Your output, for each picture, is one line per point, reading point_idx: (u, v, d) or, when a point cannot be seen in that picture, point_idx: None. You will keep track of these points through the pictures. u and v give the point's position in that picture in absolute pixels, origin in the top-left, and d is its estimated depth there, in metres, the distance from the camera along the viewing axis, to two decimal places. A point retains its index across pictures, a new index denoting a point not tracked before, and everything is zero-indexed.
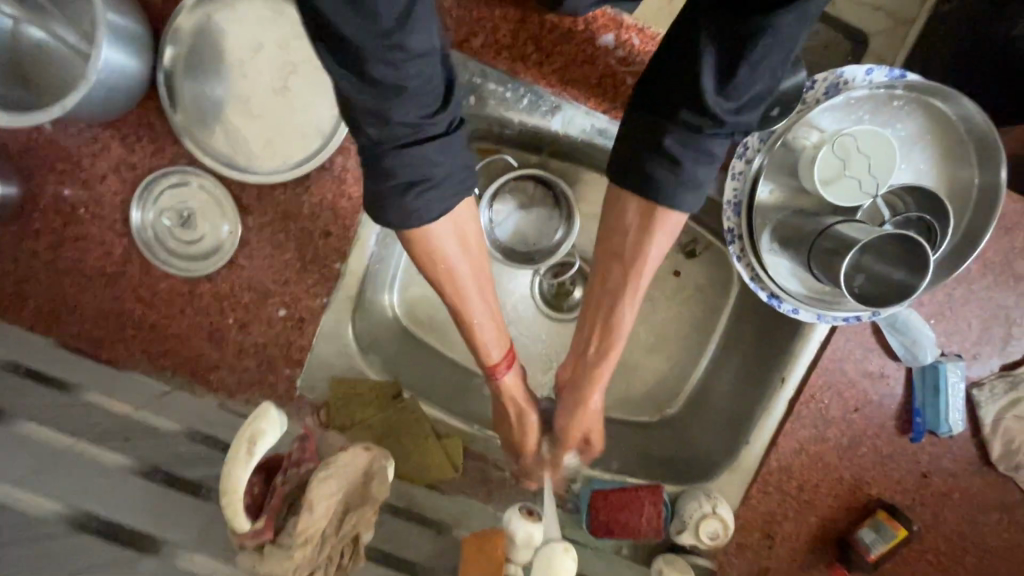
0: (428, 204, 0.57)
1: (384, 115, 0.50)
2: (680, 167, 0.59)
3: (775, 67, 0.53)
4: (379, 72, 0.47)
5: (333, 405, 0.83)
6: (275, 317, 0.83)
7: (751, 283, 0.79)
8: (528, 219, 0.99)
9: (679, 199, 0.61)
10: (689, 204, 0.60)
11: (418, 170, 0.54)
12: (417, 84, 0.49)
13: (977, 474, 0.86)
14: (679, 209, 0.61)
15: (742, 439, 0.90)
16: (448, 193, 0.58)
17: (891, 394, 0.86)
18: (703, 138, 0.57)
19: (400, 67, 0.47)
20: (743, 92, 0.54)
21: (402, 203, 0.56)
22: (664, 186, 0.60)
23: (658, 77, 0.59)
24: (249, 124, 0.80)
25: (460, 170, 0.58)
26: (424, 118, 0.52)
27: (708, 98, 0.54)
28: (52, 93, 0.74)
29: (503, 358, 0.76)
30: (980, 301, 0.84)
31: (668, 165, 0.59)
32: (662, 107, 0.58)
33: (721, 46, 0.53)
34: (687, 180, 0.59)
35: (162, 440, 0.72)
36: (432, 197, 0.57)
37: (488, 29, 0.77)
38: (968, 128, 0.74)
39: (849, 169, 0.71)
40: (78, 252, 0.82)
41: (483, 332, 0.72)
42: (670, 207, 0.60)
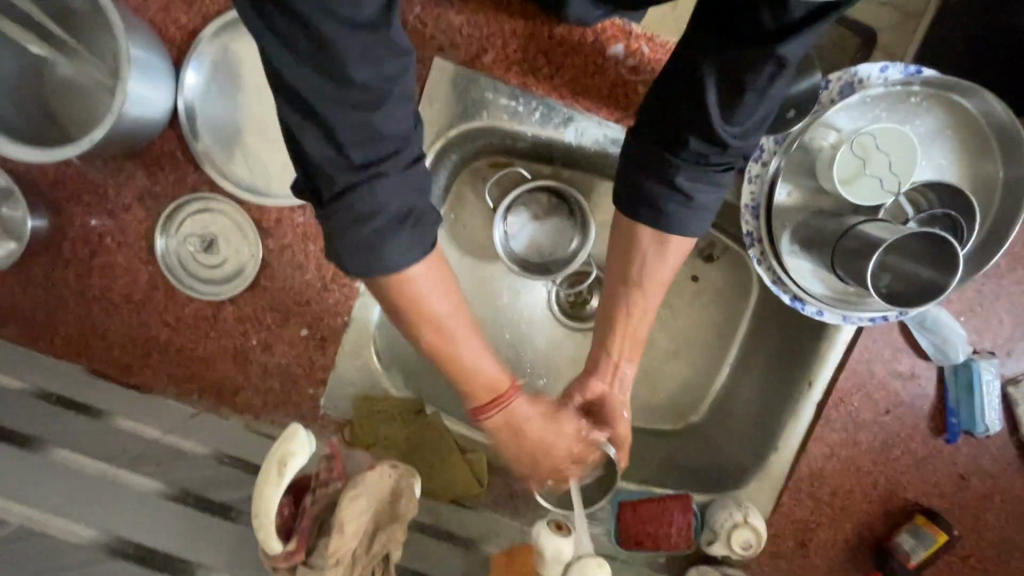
0: (418, 233, 0.54)
1: (373, 128, 0.47)
2: (692, 198, 0.61)
3: (773, 97, 0.56)
4: (363, 80, 0.44)
5: (357, 424, 0.84)
6: (298, 337, 0.84)
7: (772, 286, 0.78)
8: (543, 230, 0.99)
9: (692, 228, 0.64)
10: (696, 223, 0.63)
11: (405, 199, 0.51)
12: (397, 91, 0.47)
13: (1018, 474, 0.83)
14: (697, 223, 0.63)
15: (769, 446, 0.88)
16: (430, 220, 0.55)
17: (923, 394, 0.84)
18: (710, 167, 0.60)
19: (384, 74, 0.45)
20: (746, 121, 0.57)
21: (388, 239, 0.52)
22: (677, 218, 0.62)
23: (667, 95, 0.59)
24: (268, 149, 0.81)
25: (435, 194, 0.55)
26: (403, 132, 0.49)
27: (715, 130, 0.56)
28: (77, 128, 0.77)
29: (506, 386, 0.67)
30: (1011, 296, 0.82)
31: (680, 199, 0.61)
32: (665, 133, 0.60)
33: (721, 74, 0.55)
34: (698, 203, 0.62)
35: (191, 462, 0.73)
36: (419, 224, 0.54)
37: (498, 45, 0.77)
38: (989, 122, 0.72)
39: (869, 167, 0.70)
40: (106, 281, 0.84)
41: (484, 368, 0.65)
42: (679, 228, 0.63)
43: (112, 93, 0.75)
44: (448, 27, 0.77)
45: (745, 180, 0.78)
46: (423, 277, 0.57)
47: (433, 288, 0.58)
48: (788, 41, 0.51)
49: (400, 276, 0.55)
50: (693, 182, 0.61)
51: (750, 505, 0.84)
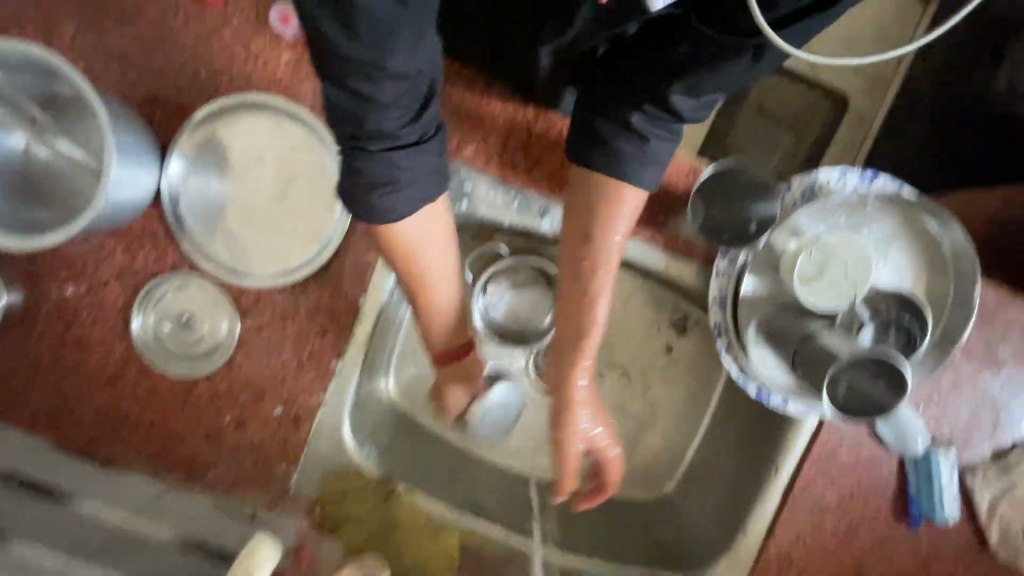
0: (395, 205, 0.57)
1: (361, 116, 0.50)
2: (645, 142, 0.59)
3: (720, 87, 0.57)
4: (359, 85, 0.47)
5: (328, 502, 0.84)
6: (271, 415, 0.84)
7: (739, 377, 0.77)
8: (520, 300, 1.01)
9: (641, 173, 0.61)
10: (644, 167, 0.60)
11: (388, 171, 0.54)
12: (391, 95, 0.49)
13: (977, 562, 0.85)
14: (649, 176, 0.61)
15: (738, 526, 0.89)
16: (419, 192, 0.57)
17: (885, 480, 0.86)
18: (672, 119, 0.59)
19: (378, 84, 0.47)
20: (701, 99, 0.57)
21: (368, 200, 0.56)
22: (623, 158, 0.59)
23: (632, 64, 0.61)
24: (249, 231, 0.82)
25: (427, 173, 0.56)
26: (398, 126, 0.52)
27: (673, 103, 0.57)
28: (53, 204, 0.77)
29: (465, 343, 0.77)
30: (967, 387, 0.85)
31: (633, 139, 0.59)
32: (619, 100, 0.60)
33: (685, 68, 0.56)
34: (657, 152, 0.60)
35: (156, 551, 0.72)
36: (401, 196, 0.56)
37: (478, 140, 0.80)
38: (941, 235, 0.76)
39: (829, 272, 0.74)
40: (79, 355, 0.83)
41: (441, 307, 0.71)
42: (625, 170, 0.60)
43: (93, 169, 0.77)
44: None
45: (713, 275, 0.80)
46: (413, 230, 0.61)
47: (422, 236, 0.62)
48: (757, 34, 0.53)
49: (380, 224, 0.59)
50: (649, 125, 0.59)
51: None
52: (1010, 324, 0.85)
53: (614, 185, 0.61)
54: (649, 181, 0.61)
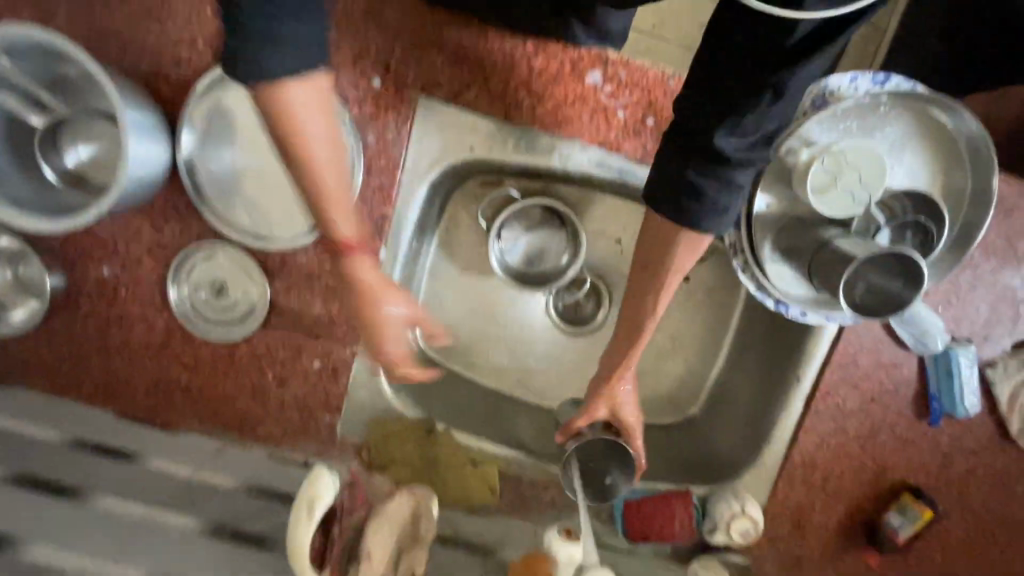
0: (282, 63, 0.54)
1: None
2: (705, 196, 0.59)
3: (785, 107, 0.56)
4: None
5: (374, 445, 0.90)
6: (311, 369, 0.89)
7: (758, 293, 0.81)
8: (535, 240, 1.04)
9: (702, 220, 0.60)
10: (719, 201, 0.59)
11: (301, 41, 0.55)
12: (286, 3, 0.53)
13: (994, 452, 0.89)
14: (720, 222, 0.61)
15: (762, 436, 0.93)
16: (301, 56, 0.55)
17: (905, 381, 0.89)
18: (732, 174, 0.58)
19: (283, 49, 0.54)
20: (757, 130, 0.56)
21: (256, 61, 0.54)
22: (689, 213, 0.60)
23: (683, 117, 0.59)
24: (267, 195, 0.84)
25: (314, 47, 0.56)
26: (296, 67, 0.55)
27: (728, 145, 0.56)
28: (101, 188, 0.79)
29: (359, 240, 0.69)
30: (987, 285, 0.86)
31: (695, 196, 0.59)
32: (670, 175, 0.60)
33: (732, 104, 0.56)
34: (712, 205, 0.59)
35: (225, 496, 0.79)
36: (287, 54, 0.55)
37: (480, 81, 0.80)
38: (958, 129, 0.75)
39: (842, 181, 0.72)
40: (124, 329, 0.88)
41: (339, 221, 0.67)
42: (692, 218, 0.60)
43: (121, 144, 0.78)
44: (429, 67, 0.80)
45: None
46: (306, 103, 0.58)
47: (308, 120, 0.59)
48: (794, 65, 0.52)
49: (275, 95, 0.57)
50: (710, 180, 0.58)
51: (747, 495, 0.90)
52: None
53: (685, 241, 0.64)
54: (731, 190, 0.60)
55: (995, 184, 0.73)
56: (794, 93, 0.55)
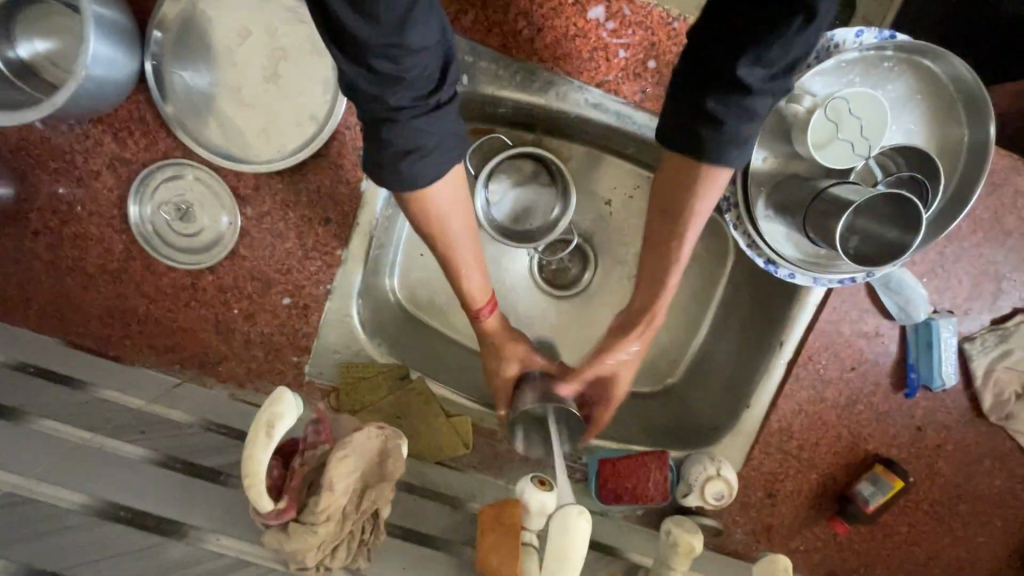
0: (423, 171, 0.57)
1: (380, 100, 0.50)
2: (724, 124, 0.56)
3: (816, 35, 0.50)
4: (379, 64, 0.47)
5: (342, 390, 0.85)
6: (280, 306, 0.83)
7: (748, 250, 0.80)
8: (524, 196, 0.99)
9: (720, 151, 0.59)
10: (730, 147, 0.58)
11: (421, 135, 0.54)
12: (415, 75, 0.49)
13: (969, 426, 0.89)
14: (740, 154, 0.59)
15: (742, 402, 0.91)
16: (441, 158, 0.58)
17: (886, 352, 0.88)
18: (751, 101, 0.54)
19: (401, 61, 0.47)
20: (779, 60, 0.51)
21: (398, 168, 0.57)
22: (707, 144, 0.58)
23: (701, 51, 0.55)
24: (242, 113, 0.79)
25: (452, 138, 0.57)
26: (419, 99, 0.52)
27: (744, 82, 0.52)
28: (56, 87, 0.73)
29: (486, 301, 0.77)
30: (970, 258, 0.86)
31: (710, 125, 0.56)
32: (685, 110, 0.58)
33: (757, 35, 0.51)
34: (731, 135, 0.57)
35: (178, 429, 0.73)
36: (425, 163, 0.57)
37: (478, 6, 0.76)
38: (958, 87, 0.74)
39: (841, 132, 0.71)
40: (76, 249, 0.81)
41: (468, 277, 0.73)
42: (708, 157, 0.59)
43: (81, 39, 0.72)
44: None
45: None
46: (445, 191, 0.62)
47: (450, 206, 0.64)
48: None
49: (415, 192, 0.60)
50: (728, 109, 0.55)
51: (723, 459, 0.88)
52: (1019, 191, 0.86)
53: (704, 182, 0.62)
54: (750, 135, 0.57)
55: (993, 133, 0.73)
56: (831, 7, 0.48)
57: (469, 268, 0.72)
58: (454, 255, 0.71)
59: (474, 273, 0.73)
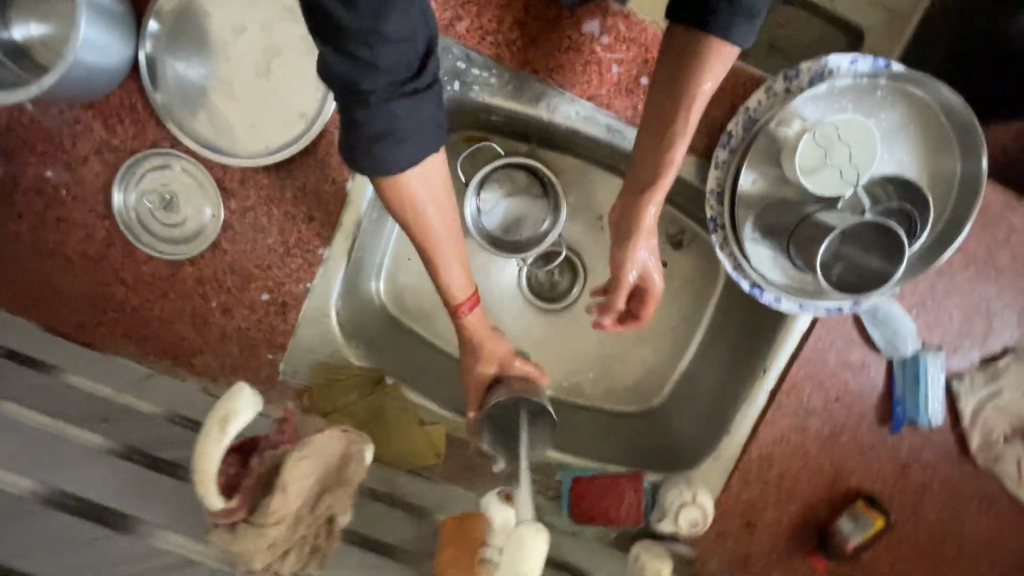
0: (400, 155, 0.56)
1: (358, 86, 0.51)
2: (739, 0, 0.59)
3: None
4: (357, 50, 0.49)
5: (316, 391, 0.83)
6: (258, 301, 0.82)
7: (733, 273, 0.78)
8: (515, 206, 0.98)
9: (732, 29, 0.60)
10: (738, 19, 0.60)
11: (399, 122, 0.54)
12: (391, 62, 0.50)
13: (957, 466, 0.86)
14: (747, 33, 0.61)
15: (723, 427, 0.89)
16: (420, 147, 0.57)
17: (872, 385, 0.86)
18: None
19: (377, 48, 0.49)
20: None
21: (370, 151, 0.55)
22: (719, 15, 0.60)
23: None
24: (233, 107, 0.80)
25: (431, 130, 0.57)
26: (395, 87, 0.52)
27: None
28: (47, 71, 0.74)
29: (467, 297, 0.74)
30: (961, 293, 0.85)
31: None
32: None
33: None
34: (746, 11, 0.59)
35: (142, 420, 0.71)
36: (400, 150, 0.56)
37: (473, 13, 0.76)
38: (951, 119, 0.73)
39: (830, 159, 0.71)
40: (59, 233, 0.81)
41: (448, 271, 0.70)
42: (719, 23, 0.60)
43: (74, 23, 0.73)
44: None
45: (711, 167, 0.78)
46: (422, 180, 0.61)
47: (426, 192, 0.62)
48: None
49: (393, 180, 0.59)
50: None
51: (700, 484, 0.86)
52: (1013, 229, 0.84)
53: (710, 55, 0.63)
54: (746, 37, 0.61)
55: (984, 167, 0.72)
56: None
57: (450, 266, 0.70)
58: (432, 249, 0.68)
59: (456, 266, 0.71)
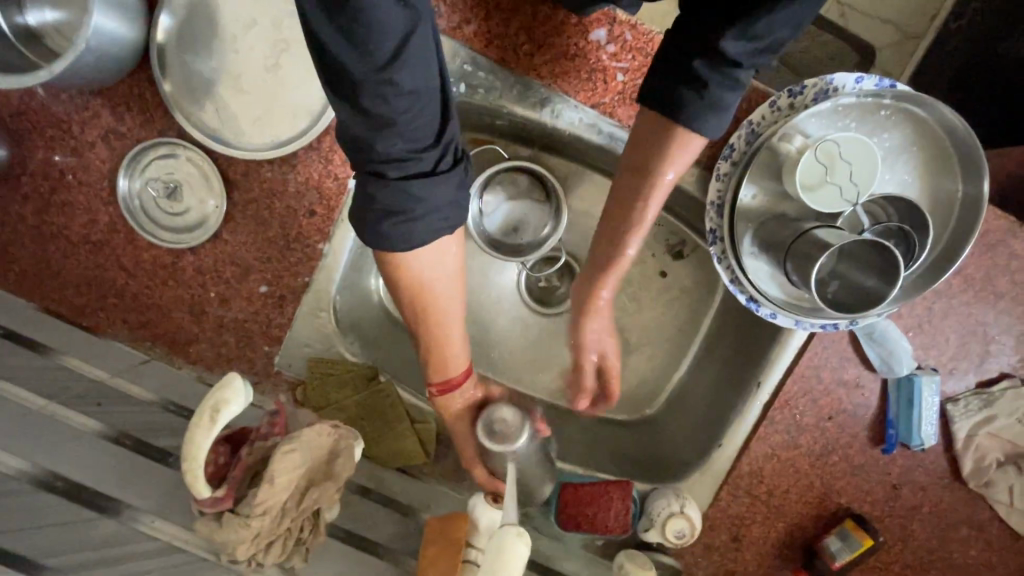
0: (408, 235, 0.54)
1: (371, 145, 0.50)
2: (707, 91, 0.61)
3: (796, 8, 0.56)
4: (372, 105, 0.47)
5: (310, 385, 0.83)
6: (256, 293, 0.82)
7: (730, 285, 0.79)
8: (519, 211, 0.97)
9: (700, 121, 0.63)
10: (704, 116, 0.62)
11: (395, 198, 0.52)
12: (407, 122, 0.49)
13: (947, 490, 0.85)
14: (714, 125, 0.63)
15: (715, 440, 0.89)
16: (436, 228, 0.55)
17: (865, 404, 0.86)
18: (729, 69, 0.60)
19: (392, 104, 0.47)
20: (763, 32, 0.57)
21: (378, 228, 0.54)
22: (688, 108, 0.62)
23: (691, 27, 0.62)
24: (240, 100, 0.81)
25: (448, 208, 0.55)
26: (412, 153, 0.51)
27: (728, 39, 0.58)
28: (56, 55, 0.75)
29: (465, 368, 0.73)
30: (959, 316, 0.85)
31: (695, 88, 0.61)
32: (671, 81, 0.63)
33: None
34: (711, 102, 0.61)
35: (136, 406, 0.72)
36: (417, 227, 0.54)
37: (481, 17, 0.77)
38: (954, 141, 0.73)
39: (831, 176, 0.71)
40: (63, 217, 0.82)
41: (449, 343, 0.69)
42: (686, 119, 0.63)
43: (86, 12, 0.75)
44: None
45: (713, 179, 0.79)
46: (426, 255, 0.59)
47: (430, 268, 0.61)
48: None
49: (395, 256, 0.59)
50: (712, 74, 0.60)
51: (689, 497, 0.86)
52: (1013, 254, 0.84)
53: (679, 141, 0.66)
54: (713, 129, 0.64)
55: (985, 190, 0.71)
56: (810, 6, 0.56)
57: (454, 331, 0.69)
58: (433, 323, 0.67)
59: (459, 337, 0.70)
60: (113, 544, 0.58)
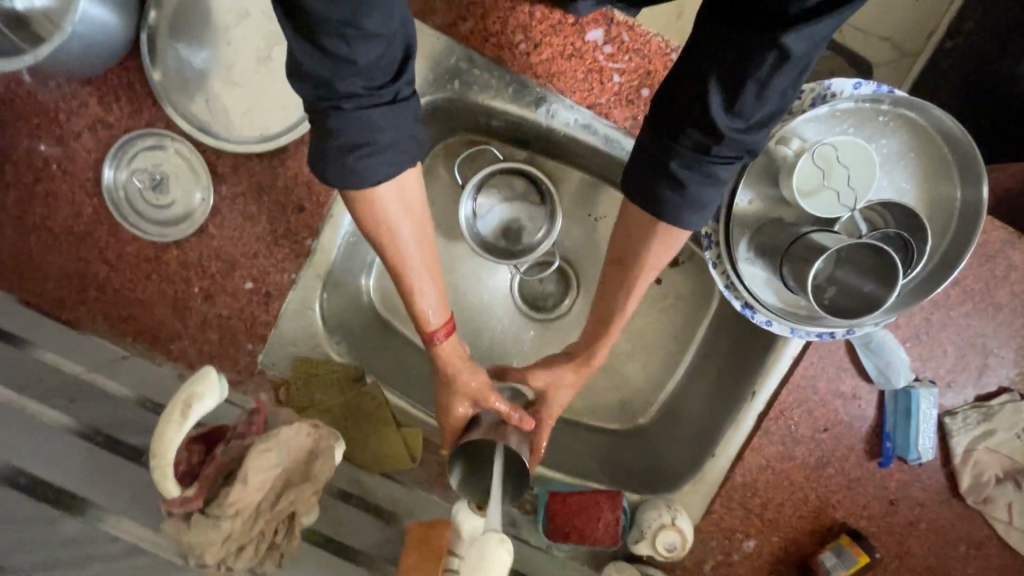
0: (374, 168, 0.54)
1: (330, 83, 0.49)
2: (686, 189, 0.56)
3: (786, 86, 0.51)
4: (332, 44, 0.46)
5: (293, 384, 0.81)
6: (241, 290, 0.80)
7: (725, 290, 0.77)
8: (512, 214, 0.95)
9: (680, 218, 0.59)
10: (687, 213, 0.58)
11: (355, 134, 0.52)
12: (367, 64, 0.48)
13: (946, 506, 0.83)
14: (696, 221, 0.59)
15: (709, 451, 0.86)
16: (398, 156, 0.55)
17: (862, 416, 0.84)
18: (710, 160, 0.55)
19: (353, 45, 0.46)
20: (751, 113, 0.52)
21: (344, 162, 0.54)
22: (670, 207, 0.58)
23: (669, 90, 0.56)
24: (231, 93, 0.80)
25: (407, 140, 0.55)
26: (370, 90, 0.50)
27: (714, 121, 0.53)
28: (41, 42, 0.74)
29: (442, 324, 0.70)
30: (957, 327, 0.83)
31: (673, 185, 0.57)
32: (649, 171, 0.58)
33: (722, 70, 0.51)
34: (693, 198, 0.57)
35: (109, 403, 0.69)
36: (379, 167, 0.54)
37: (478, 15, 0.77)
38: (953, 148, 0.73)
39: (829, 180, 0.70)
40: (45, 207, 0.80)
41: (422, 295, 0.67)
42: (666, 216, 0.59)
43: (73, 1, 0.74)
44: None
45: None
46: (392, 197, 0.58)
47: (400, 213, 0.60)
48: (793, 29, 0.47)
49: (362, 193, 0.57)
50: (691, 171, 0.56)
51: (681, 508, 0.83)
52: (1012, 265, 0.83)
53: (660, 237, 0.62)
54: (695, 224, 0.60)
55: (984, 197, 0.71)
56: (800, 61, 0.50)
57: (425, 282, 0.66)
58: (404, 269, 0.65)
59: (430, 290, 0.67)
60: (77, 544, 0.56)
